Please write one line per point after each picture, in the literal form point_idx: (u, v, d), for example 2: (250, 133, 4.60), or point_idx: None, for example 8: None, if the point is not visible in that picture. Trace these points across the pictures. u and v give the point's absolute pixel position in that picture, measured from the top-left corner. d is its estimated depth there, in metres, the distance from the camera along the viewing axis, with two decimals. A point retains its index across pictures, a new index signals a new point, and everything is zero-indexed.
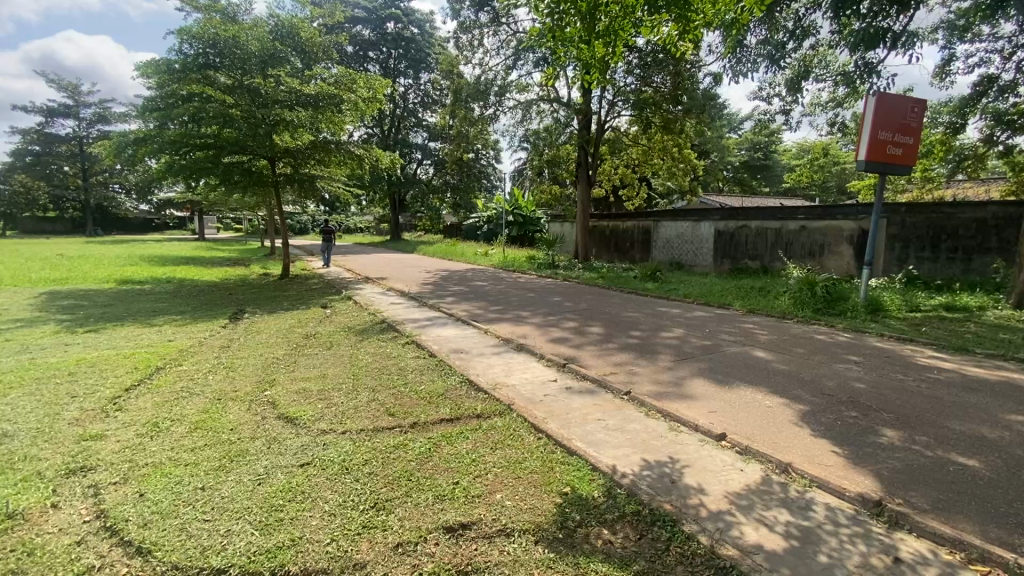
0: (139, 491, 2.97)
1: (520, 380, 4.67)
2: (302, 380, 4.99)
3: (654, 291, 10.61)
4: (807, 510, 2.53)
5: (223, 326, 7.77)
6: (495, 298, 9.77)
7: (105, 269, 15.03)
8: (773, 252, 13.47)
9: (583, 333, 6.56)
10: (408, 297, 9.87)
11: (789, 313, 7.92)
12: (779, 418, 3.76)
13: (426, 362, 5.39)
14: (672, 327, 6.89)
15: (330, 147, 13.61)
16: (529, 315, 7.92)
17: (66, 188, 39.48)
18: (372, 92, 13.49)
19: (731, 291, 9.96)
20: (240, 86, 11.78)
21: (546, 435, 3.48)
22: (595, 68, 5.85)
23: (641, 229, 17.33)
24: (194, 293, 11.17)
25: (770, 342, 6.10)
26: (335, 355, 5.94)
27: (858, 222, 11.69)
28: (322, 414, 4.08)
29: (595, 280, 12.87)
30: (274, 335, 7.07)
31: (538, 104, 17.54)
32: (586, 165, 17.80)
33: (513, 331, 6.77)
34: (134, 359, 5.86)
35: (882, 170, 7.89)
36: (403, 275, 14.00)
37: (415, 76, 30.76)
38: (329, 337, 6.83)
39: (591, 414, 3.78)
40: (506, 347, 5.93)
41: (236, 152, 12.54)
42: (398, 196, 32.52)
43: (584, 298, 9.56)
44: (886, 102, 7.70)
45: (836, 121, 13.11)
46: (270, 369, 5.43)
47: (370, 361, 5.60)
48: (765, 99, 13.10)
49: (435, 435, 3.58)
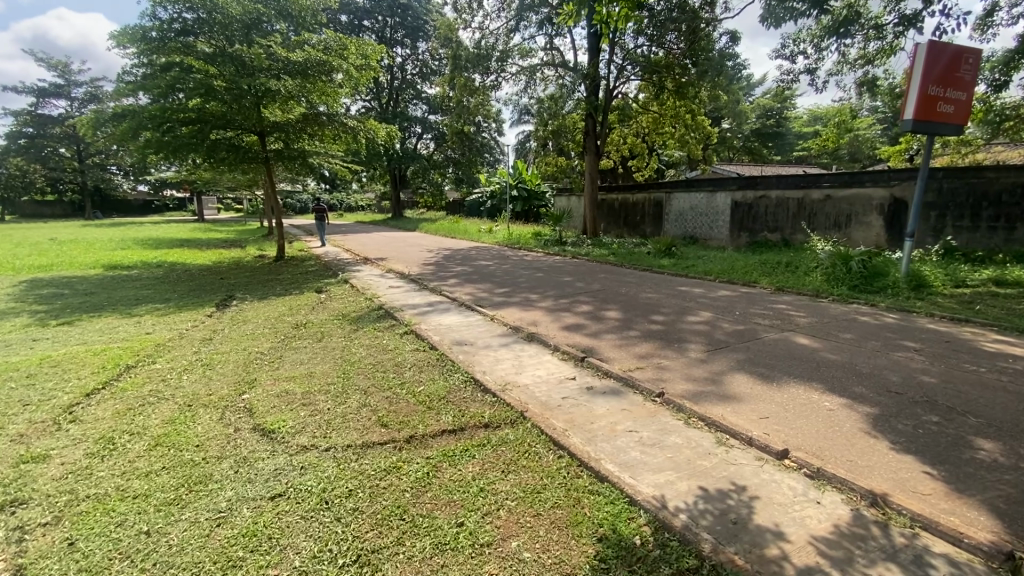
0: (69, 539, 2.44)
1: (533, 378, 4.06)
2: (285, 381, 4.41)
3: (670, 268, 9.91)
4: (925, 567, 1.92)
5: (207, 315, 7.19)
6: (500, 279, 9.11)
7: (94, 253, 14.43)
8: (794, 223, 12.70)
9: (599, 318, 5.92)
10: (407, 280, 9.24)
11: (823, 291, 7.25)
12: (845, 425, 3.14)
13: (426, 357, 4.78)
14: (697, 310, 6.22)
15: (322, 119, 12.75)
16: (539, 298, 7.28)
17: (63, 171, 38.79)
18: (365, 58, 12.49)
19: (754, 267, 9.26)
20: (220, 53, 10.92)
21: (568, 454, 2.87)
22: (615, 12, 5.04)
23: (653, 201, 16.56)
24: (184, 278, 10.61)
25: (812, 326, 5.44)
26: (325, 348, 5.34)
27: (889, 188, 10.82)
28: (307, 424, 3.51)
29: (606, 258, 12.17)
30: (260, 326, 6.48)
31: (542, 70, 16.59)
32: (593, 135, 16.86)
33: (522, 317, 6.15)
34: (103, 357, 5.29)
35: (930, 131, 7.07)
36: (403, 255, 13.38)
37: (412, 45, 29.60)
38: (320, 327, 6.23)
39: (620, 424, 3.17)
40: (514, 337, 5.30)
41: (222, 126, 11.83)
42: (399, 171, 31.68)
43: (596, 278, 8.88)
44: (940, 51, 6.80)
45: (865, 80, 12.16)
46: (252, 367, 4.85)
47: (363, 355, 5.00)
48: (789, 57, 12.15)
49: (435, 454, 2.98)
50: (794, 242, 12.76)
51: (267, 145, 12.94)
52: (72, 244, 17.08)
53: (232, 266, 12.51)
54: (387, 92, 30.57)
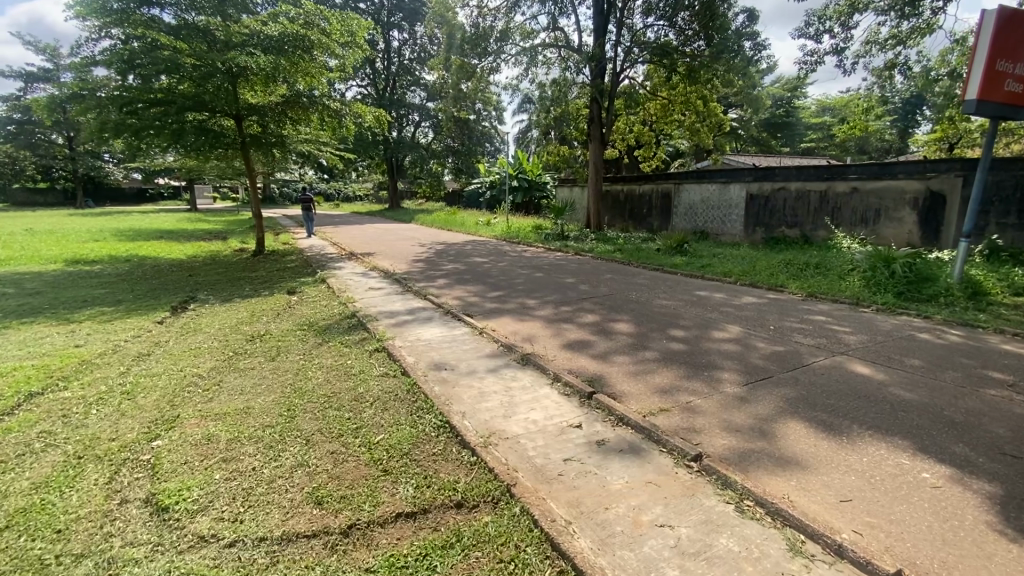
0: None
1: (526, 423, 3.12)
2: (212, 422, 3.48)
3: (684, 267, 8.96)
4: None
5: (156, 322, 6.24)
6: (494, 280, 8.14)
7: (63, 246, 13.45)
8: (815, 218, 11.73)
9: (607, 333, 4.96)
10: (391, 281, 8.29)
11: (864, 300, 6.28)
12: (965, 518, 2.21)
13: (393, 388, 3.83)
14: (724, 323, 5.26)
15: (305, 102, 11.72)
16: (537, 305, 6.32)
17: (54, 158, 37.62)
18: (351, 35, 11.41)
19: (778, 268, 8.29)
20: (188, 26, 9.87)
21: (573, 570, 1.95)
22: None
23: (660, 193, 15.56)
24: (148, 274, 9.64)
25: (866, 348, 4.48)
26: (275, 371, 4.40)
27: (925, 181, 9.80)
28: (217, 496, 2.58)
29: (611, 254, 11.18)
30: (211, 337, 5.53)
31: (544, 52, 15.53)
32: (599, 122, 15.75)
33: (516, 330, 5.21)
34: (6, 380, 4.33)
35: (995, 113, 6.07)
36: (392, 251, 12.44)
37: (410, 29, 28.37)
38: (278, 340, 5.28)
39: (647, 513, 2.23)
40: (504, 358, 4.35)
41: (196, 109, 10.77)
42: (396, 161, 30.64)
43: (602, 280, 7.92)
44: (1013, 18, 5.78)
45: (896, 62, 11.11)
46: (179, 398, 3.91)
47: (319, 383, 4.06)
48: (814, 36, 11.10)
49: (377, 565, 2.05)
50: (815, 238, 11.78)
51: (242, 130, 11.80)
52: (46, 234, 16.22)
53: (208, 260, 11.56)
54: (383, 77, 29.47)
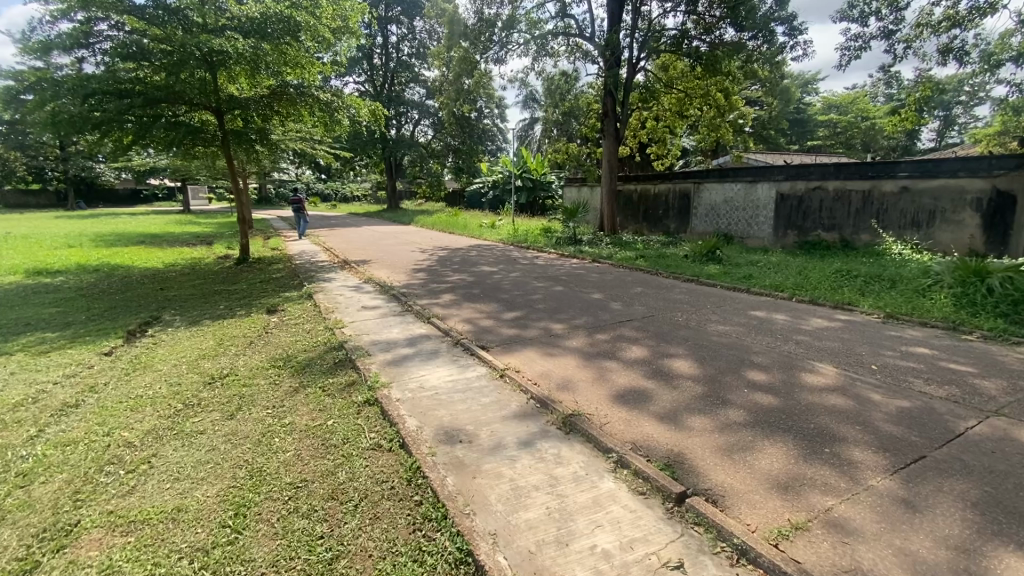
0: None
1: (594, 562, 1.98)
2: (119, 541, 2.34)
3: (723, 279, 7.84)
4: None
5: (100, 356, 5.09)
6: (507, 296, 7.00)
7: (30, 254, 12.25)
8: (856, 220, 10.59)
9: (666, 378, 3.82)
10: (387, 297, 7.16)
11: (964, 324, 5.15)
12: None
13: (388, 476, 2.69)
14: (810, 362, 4.14)
15: (291, 94, 10.54)
16: (565, 332, 5.19)
17: (45, 158, 36.61)
18: (343, 20, 10.31)
19: (836, 280, 7.15)
20: (162, 9, 8.71)
21: None
22: None
23: (678, 193, 14.45)
24: (114, 288, 8.50)
25: (1020, 403, 3.35)
26: (227, 439, 3.24)
27: (991, 179, 8.67)
28: None
29: (633, 262, 10.05)
30: (160, 379, 4.39)
31: (553, 40, 14.39)
32: (613, 116, 14.56)
33: (546, 371, 4.08)
34: None
35: None
36: (390, 257, 11.33)
37: (409, 24, 27.31)
38: (242, 385, 4.14)
39: None
40: (538, 421, 3.22)
41: (172, 101, 9.61)
42: (394, 160, 29.52)
43: (634, 295, 6.80)
44: None
45: (949, 47, 9.90)
46: (87, 489, 2.77)
47: (284, 463, 2.91)
48: (858, 19, 9.94)
49: None
50: (857, 242, 10.65)
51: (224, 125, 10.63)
52: (19, 240, 14.99)
53: (187, 269, 10.44)
54: (381, 73, 28.43)
